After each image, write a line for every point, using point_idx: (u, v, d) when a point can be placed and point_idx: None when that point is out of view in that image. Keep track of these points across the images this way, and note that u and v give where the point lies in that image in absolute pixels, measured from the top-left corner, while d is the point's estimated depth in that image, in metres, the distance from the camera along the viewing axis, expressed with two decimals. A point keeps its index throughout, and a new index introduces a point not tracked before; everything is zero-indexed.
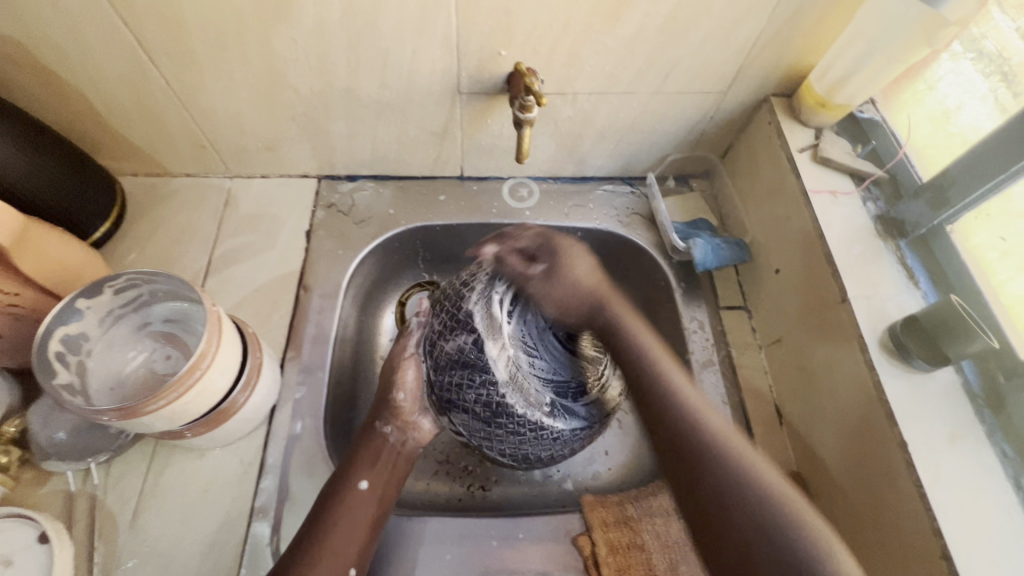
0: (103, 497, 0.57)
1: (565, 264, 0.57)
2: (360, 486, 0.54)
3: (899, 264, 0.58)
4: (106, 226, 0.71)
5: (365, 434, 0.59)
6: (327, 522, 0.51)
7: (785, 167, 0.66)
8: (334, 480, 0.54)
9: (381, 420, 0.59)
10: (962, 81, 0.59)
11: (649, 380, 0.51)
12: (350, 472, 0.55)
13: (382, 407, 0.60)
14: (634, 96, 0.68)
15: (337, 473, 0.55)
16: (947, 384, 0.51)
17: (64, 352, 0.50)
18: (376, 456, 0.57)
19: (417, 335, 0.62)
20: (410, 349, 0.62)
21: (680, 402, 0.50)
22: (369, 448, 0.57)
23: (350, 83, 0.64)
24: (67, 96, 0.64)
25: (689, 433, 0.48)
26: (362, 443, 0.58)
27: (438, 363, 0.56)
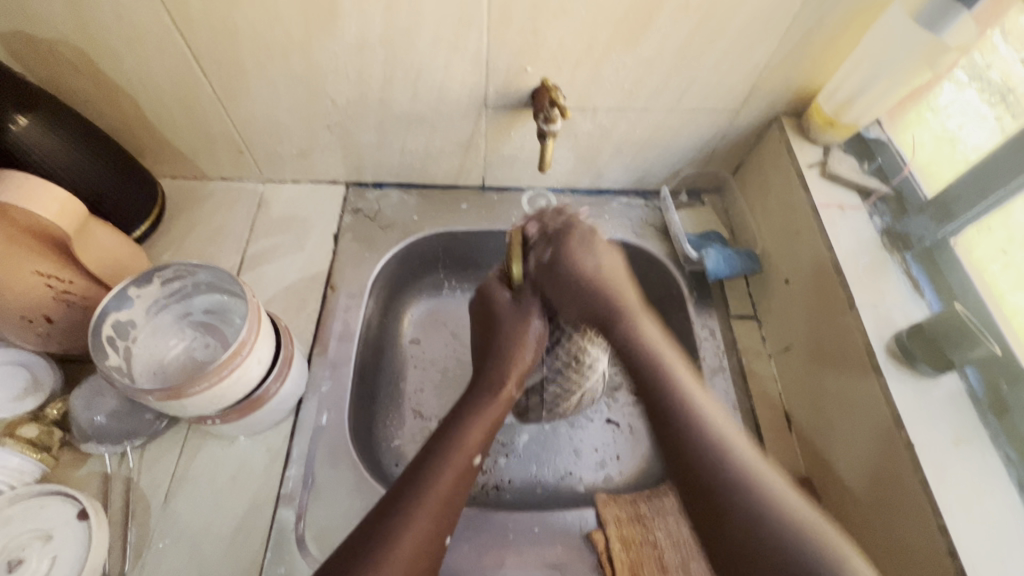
0: (138, 480, 0.59)
1: (571, 251, 0.59)
2: (475, 459, 0.54)
3: (905, 276, 0.61)
4: (147, 223, 0.75)
5: (487, 389, 0.59)
6: (450, 476, 0.51)
7: (794, 182, 0.69)
8: (452, 437, 0.54)
9: (507, 381, 0.59)
10: (968, 110, 0.61)
11: (636, 354, 0.55)
12: (474, 426, 0.56)
13: (505, 371, 0.60)
14: (650, 113, 0.72)
15: (458, 430, 0.54)
16: (952, 391, 0.53)
17: (114, 336, 0.53)
18: (502, 413, 0.59)
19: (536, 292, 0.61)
20: (535, 323, 0.61)
21: (650, 357, 0.55)
22: (498, 404, 0.58)
23: (383, 95, 0.68)
24: (120, 101, 0.68)
25: (660, 387, 0.53)
26: (493, 394, 0.59)
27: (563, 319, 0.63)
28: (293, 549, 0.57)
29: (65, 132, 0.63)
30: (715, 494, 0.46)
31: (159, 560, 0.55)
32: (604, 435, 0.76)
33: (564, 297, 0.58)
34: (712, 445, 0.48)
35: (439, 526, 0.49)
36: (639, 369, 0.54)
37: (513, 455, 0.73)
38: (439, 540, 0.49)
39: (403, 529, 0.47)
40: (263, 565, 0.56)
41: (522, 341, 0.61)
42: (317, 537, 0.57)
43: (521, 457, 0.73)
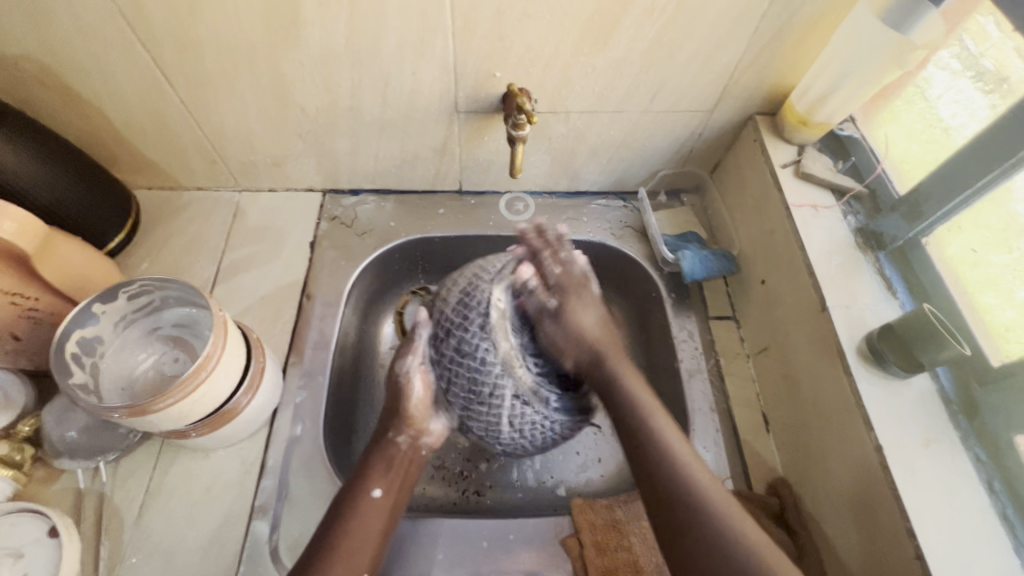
0: (111, 495, 0.59)
1: (573, 311, 0.57)
2: (376, 494, 0.54)
3: (878, 275, 0.61)
4: (121, 236, 0.74)
5: (378, 443, 0.59)
6: (341, 530, 0.51)
7: (768, 181, 0.69)
8: (348, 484, 0.55)
9: (394, 429, 0.59)
10: (960, 99, 0.58)
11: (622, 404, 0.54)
12: (365, 479, 0.55)
13: (394, 415, 0.60)
14: (624, 114, 0.71)
15: (354, 477, 0.56)
16: (923, 392, 0.53)
17: (79, 353, 0.53)
18: (390, 462, 0.57)
19: (425, 331, 0.59)
20: (413, 361, 0.58)
21: (649, 428, 0.52)
22: (382, 455, 0.58)
23: (353, 102, 0.68)
24: (88, 114, 0.68)
25: (660, 457, 0.50)
26: (374, 453, 0.58)
27: (453, 343, 0.55)
28: (266, 562, 0.57)
29: (34, 149, 0.63)
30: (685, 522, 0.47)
31: None
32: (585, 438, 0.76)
33: (562, 345, 0.56)
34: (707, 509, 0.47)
35: (352, 568, 0.50)
36: (621, 414, 0.54)
37: (493, 460, 0.73)
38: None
39: None
40: None
41: (401, 384, 0.59)
42: (291, 549, 0.57)
43: (501, 463, 0.73)
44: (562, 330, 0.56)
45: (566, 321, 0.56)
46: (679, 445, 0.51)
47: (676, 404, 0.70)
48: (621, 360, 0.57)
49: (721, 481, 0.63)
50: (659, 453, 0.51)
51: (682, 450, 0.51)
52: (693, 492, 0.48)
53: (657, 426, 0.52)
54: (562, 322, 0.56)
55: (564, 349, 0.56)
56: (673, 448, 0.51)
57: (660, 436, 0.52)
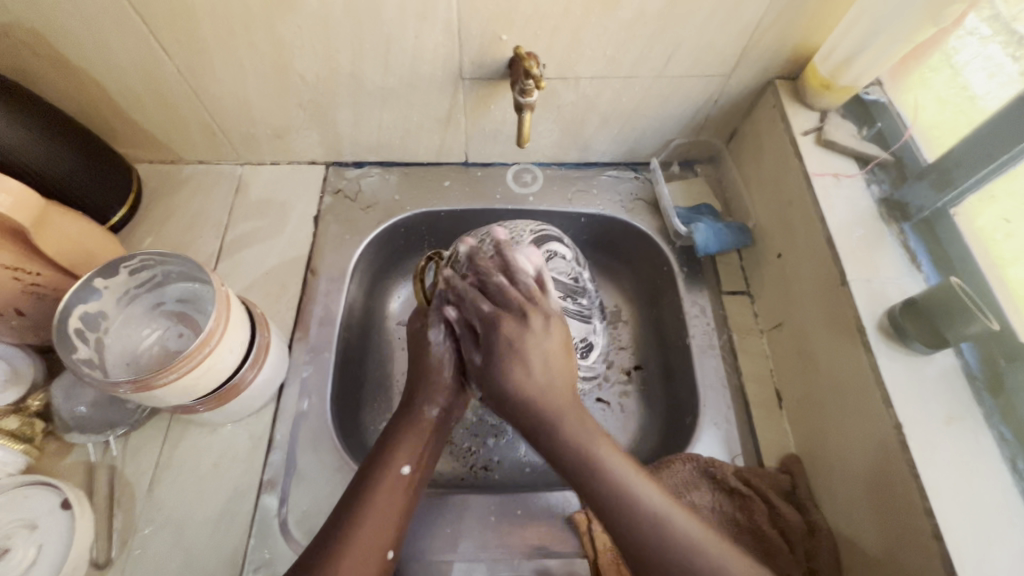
0: (122, 468, 0.59)
1: (512, 345, 0.50)
2: (407, 471, 0.53)
3: (902, 247, 0.58)
4: (123, 210, 0.73)
5: (407, 412, 0.56)
6: (367, 504, 0.49)
7: (787, 150, 0.66)
8: (377, 454, 0.53)
9: (427, 401, 0.56)
10: (990, 66, 0.56)
11: (523, 409, 0.48)
12: (393, 450, 0.53)
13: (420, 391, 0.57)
14: (636, 80, 0.68)
15: (384, 447, 0.53)
16: (946, 367, 0.51)
17: (83, 328, 0.53)
18: (421, 434, 0.55)
19: (456, 307, 0.56)
20: (438, 334, 0.57)
21: (597, 475, 0.45)
22: (414, 426, 0.55)
23: (354, 69, 0.65)
24: (84, 85, 0.66)
25: (617, 498, 0.45)
26: (407, 422, 0.55)
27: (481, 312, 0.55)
28: (276, 534, 0.57)
29: (30, 120, 0.61)
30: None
31: (145, 546, 0.56)
32: (594, 414, 0.75)
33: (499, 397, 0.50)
34: (610, 495, 0.45)
35: (376, 544, 0.49)
36: (557, 428, 0.47)
37: (501, 436, 0.73)
38: (380, 551, 0.49)
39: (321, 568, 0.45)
40: (247, 551, 0.56)
41: (431, 358, 0.57)
42: (300, 521, 0.58)
43: (509, 438, 0.72)
44: (512, 374, 0.49)
45: (506, 357, 0.50)
46: (641, 489, 0.45)
47: (687, 380, 0.69)
48: (568, 408, 0.48)
49: (733, 458, 0.62)
50: (592, 490, 0.45)
51: (626, 476, 0.45)
52: (656, 521, 0.44)
53: (604, 461, 0.46)
54: (494, 371, 0.50)
55: (529, 353, 0.50)
56: (619, 481, 0.45)
57: (607, 472, 0.45)
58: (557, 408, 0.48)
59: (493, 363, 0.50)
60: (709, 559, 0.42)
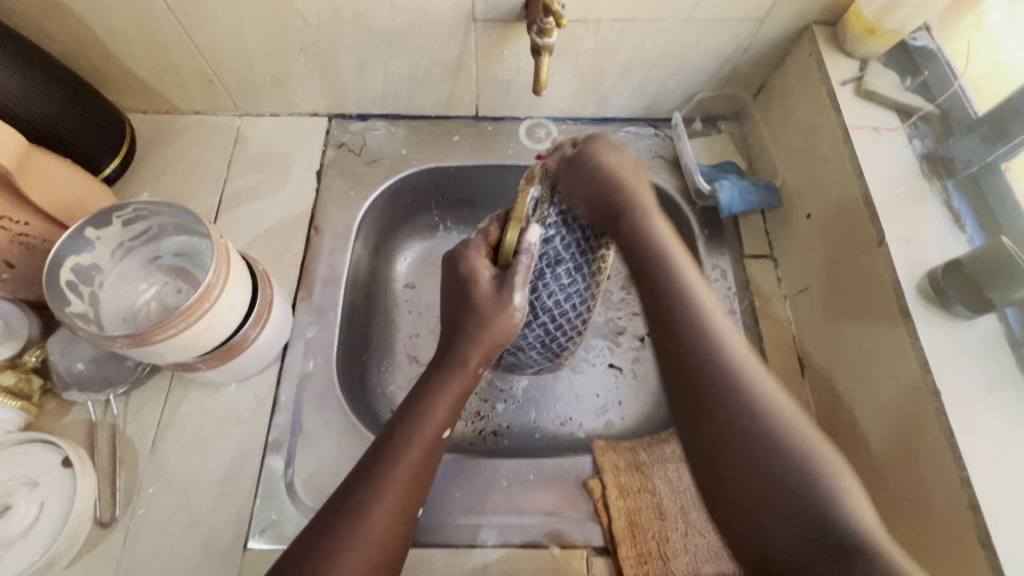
0: (123, 427, 0.58)
1: (597, 149, 0.53)
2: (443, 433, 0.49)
3: (945, 207, 0.54)
4: (117, 162, 0.70)
5: (446, 364, 0.51)
6: (401, 464, 0.46)
7: (824, 102, 0.61)
8: (414, 410, 0.49)
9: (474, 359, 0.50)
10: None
11: (642, 254, 0.50)
12: (430, 409, 0.49)
13: (474, 344, 0.50)
14: (662, 24, 0.63)
15: (420, 404, 0.49)
16: (987, 333, 0.48)
17: (77, 281, 0.50)
18: (462, 392, 0.51)
19: (535, 257, 0.49)
20: (519, 293, 0.49)
21: (669, 275, 0.49)
22: (456, 382, 0.50)
23: (358, 8, 0.60)
24: (69, 24, 0.62)
25: (679, 299, 0.47)
26: (448, 374, 0.50)
27: (551, 292, 0.55)
28: (282, 495, 0.56)
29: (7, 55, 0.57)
30: (709, 419, 0.43)
31: (149, 505, 0.55)
32: (606, 380, 0.73)
33: (574, 193, 0.52)
34: (716, 343, 0.45)
35: (407, 504, 0.46)
36: (647, 262, 0.50)
37: (511, 401, 0.71)
38: (412, 512, 0.46)
39: (351, 525, 0.43)
40: (253, 512, 0.55)
41: (504, 313, 0.49)
42: (307, 483, 0.56)
43: (519, 403, 0.71)
44: (581, 174, 0.52)
45: (587, 161, 0.52)
46: (705, 303, 0.47)
47: None
48: (659, 232, 0.51)
49: None
50: (664, 282, 0.48)
51: (692, 281, 0.49)
52: (744, 377, 0.43)
53: (680, 271, 0.49)
54: (580, 165, 0.52)
55: (603, 150, 0.53)
56: (696, 303, 0.47)
57: (676, 275, 0.48)
58: (637, 198, 0.51)
59: (563, 172, 0.52)
60: (804, 444, 0.40)
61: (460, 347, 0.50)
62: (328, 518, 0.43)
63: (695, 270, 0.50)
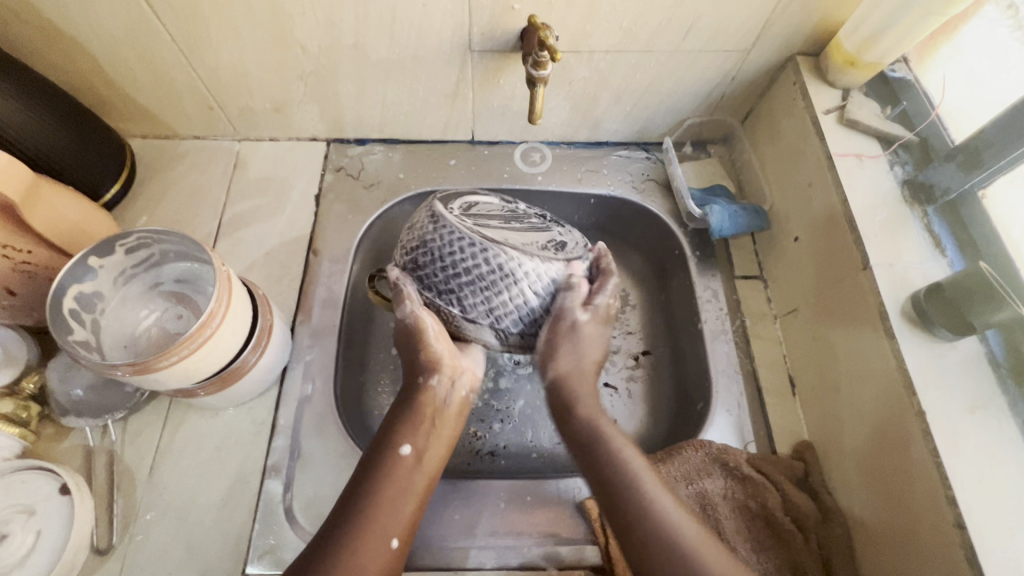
0: (121, 453, 0.58)
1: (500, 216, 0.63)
2: (404, 450, 0.51)
3: (926, 231, 0.56)
4: (116, 186, 0.70)
5: (409, 393, 0.55)
6: (370, 488, 0.48)
7: (808, 129, 0.63)
8: (379, 438, 0.52)
9: (423, 374, 0.55)
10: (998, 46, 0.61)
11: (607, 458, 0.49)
12: (395, 434, 0.51)
13: (418, 360, 0.55)
14: (652, 55, 0.65)
15: (385, 430, 0.52)
16: (970, 354, 0.50)
17: (79, 309, 0.51)
18: (419, 414, 0.53)
19: (403, 275, 0.56)
20: (411, 306, 0.54)
21: (613, 447, 0.50)
22: (412, 408, 0.53)
23: (358, 40, 0.62)
24: (73, 54, 0.63)
25: (614, 467, 0.49)
26: (407, 402, 0.54)
27: (433, 270, 0.53)
28: (281, 520, 0.56)
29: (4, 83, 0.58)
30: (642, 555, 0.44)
31: (147, 532, 0.55)
32: None
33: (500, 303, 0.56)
34: (637, 495, 0.47)
35: (378, 531, 0.46)
36: (585, 450, 0.51)
37: (508, 421, 0.71)
38: (382, 541, 0.46)
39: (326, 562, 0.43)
40: (252, 537, 0.55)
41: (411, 326, 0.55)
42: (306, 508, 0.57)
43: (515, 423, 0.71)
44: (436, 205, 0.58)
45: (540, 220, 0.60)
46: (643, 470, 0.49)
47: (698, 366, 0.68)
48: (604, 418, 0.53)
49: (745, 445, 0.61)
50: (602, 447, 0.50)
51: (623, 445, 0.50)
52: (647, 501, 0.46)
53: (618, 446, 0.50)
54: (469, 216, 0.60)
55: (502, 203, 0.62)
56: (630, 467, 0.49)
57: (620, 454, 0.49)
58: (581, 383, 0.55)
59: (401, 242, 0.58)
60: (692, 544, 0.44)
61: (414, 377, 0.55)
62: (306, 555, 0.44)
63: (636, 445, 0.51)
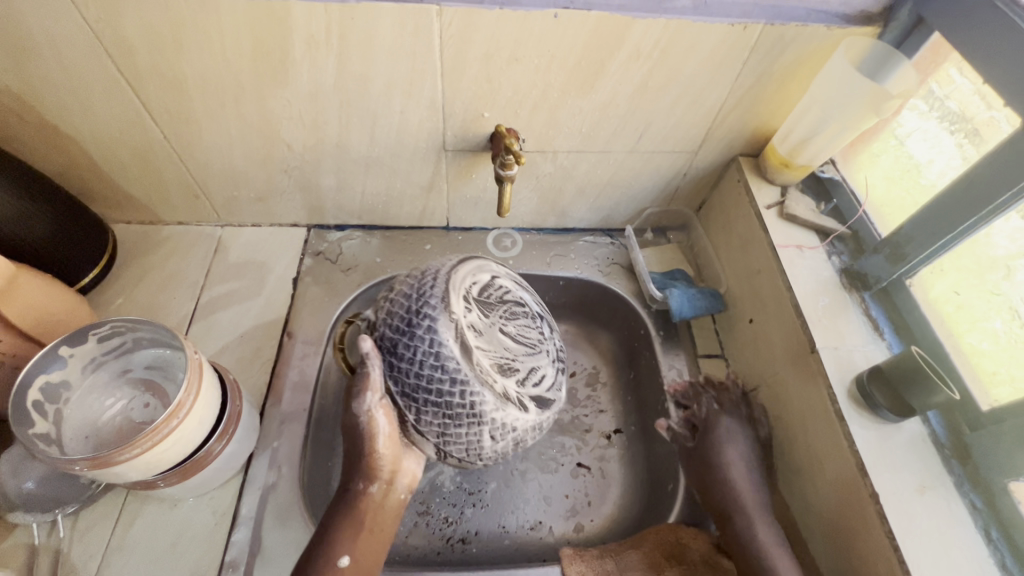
0: (68, 551, 0.55)
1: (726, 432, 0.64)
2: (342, 562, 0.49)
3: (864, 316, 0.62)
4: (95, 271, 0.72)
5: (344, 496, 0.52)
6: None
7: (753, 222, 0.70)
8: (315, 549, 0.49)
9: (360, 478, 0.52)
10: (929, 137, 0.61)
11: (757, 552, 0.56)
12: (334, 544, 0.49)
13: (358, 464, 0.52)
14: (610, 154, 0.72)
15: (317, 543, 0.49)
16: (914, 435, 0.53)
17: (43, 401, 0.50)
18: (360, 521, 0.51)
19: (376, 358, 0.50)
20: (373, 399, 0.50)
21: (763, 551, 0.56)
22: (352, 514, 0.51)
23: (341, 141, 0.68)
24: (67, 150, 0.66)
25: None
26: (342, 508, 0.51)
27: (404, 357, 0.49)
28: None
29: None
30: None
31: None
32: (574, 480, 0.72)
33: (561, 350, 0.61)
34: None
35: None
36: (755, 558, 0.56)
37: (479, 505, 0.70)
38: None
39: None
40: None
41: (362, 425, 0.50)
42: None
43: (487, 508, 0.70)
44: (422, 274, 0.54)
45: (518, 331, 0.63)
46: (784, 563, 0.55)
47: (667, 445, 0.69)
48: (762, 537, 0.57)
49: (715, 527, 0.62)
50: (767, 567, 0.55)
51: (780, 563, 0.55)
52: None
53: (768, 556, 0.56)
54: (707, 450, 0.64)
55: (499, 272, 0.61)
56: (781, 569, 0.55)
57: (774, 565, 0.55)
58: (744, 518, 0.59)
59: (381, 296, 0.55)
60: None
61: (354, 481, 0.53)
62: None
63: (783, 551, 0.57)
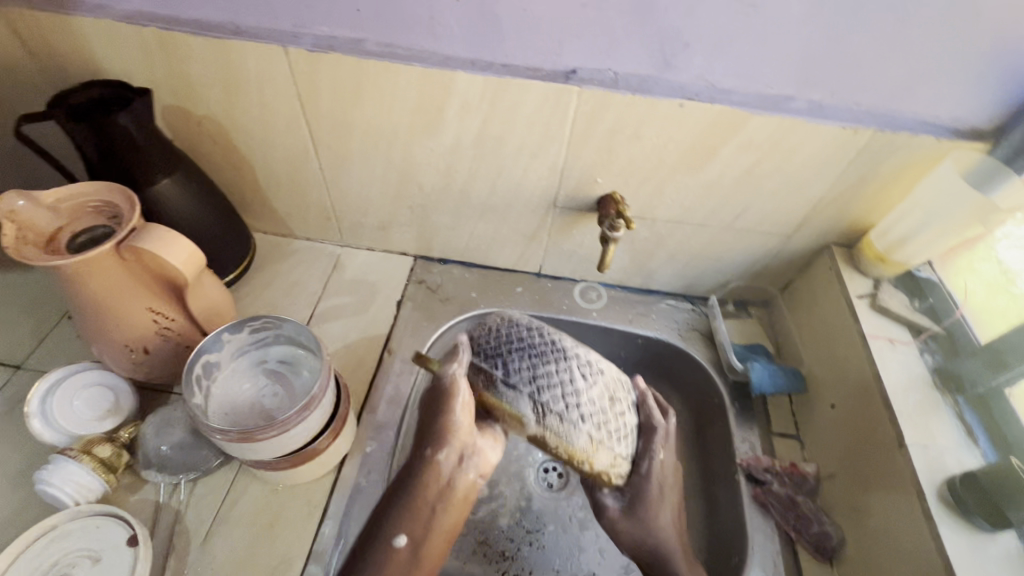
0: (184, 513, 0.62)
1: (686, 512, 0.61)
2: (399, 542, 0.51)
3: (958, 419, 0.62)
4: (235, 272, 0.83)
5: (414, 468, 0.54)
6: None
7: (844, 309, 0.71)
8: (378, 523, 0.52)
9: (430, 446, 0.54)
10: None
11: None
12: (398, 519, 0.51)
13: (434, 431, 0.54)
14: (706, 228, 0.77)
15: (380, 518, 0.53)
16: (1007, 550, 0.53)
17: (201, 375, 0.59)
18: (421, 500, 0.53)
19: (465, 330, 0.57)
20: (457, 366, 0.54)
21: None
22: (420, 491, 0.53)
23: (465, 187, 0.77)
24: (239, 168, 0.79)
25: None
26: (410, 483, 0.53)
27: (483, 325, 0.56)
28: None
29: (190, 184, 0.70)
30: None
31: None
32: None
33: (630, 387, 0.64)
34: None
35: None
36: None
37: (538, 545, 0.72)
38: None
39: None
40: None
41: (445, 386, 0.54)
42: None
43: (545, 549, 0.72)
44: None
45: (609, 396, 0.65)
46: None
47: (735, 518, 0.69)
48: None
49: None
50: None
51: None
52: None
53: None
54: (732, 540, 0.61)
55: None
56: None
57: None
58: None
59: None
60: None
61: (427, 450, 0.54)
62: None
63: None
